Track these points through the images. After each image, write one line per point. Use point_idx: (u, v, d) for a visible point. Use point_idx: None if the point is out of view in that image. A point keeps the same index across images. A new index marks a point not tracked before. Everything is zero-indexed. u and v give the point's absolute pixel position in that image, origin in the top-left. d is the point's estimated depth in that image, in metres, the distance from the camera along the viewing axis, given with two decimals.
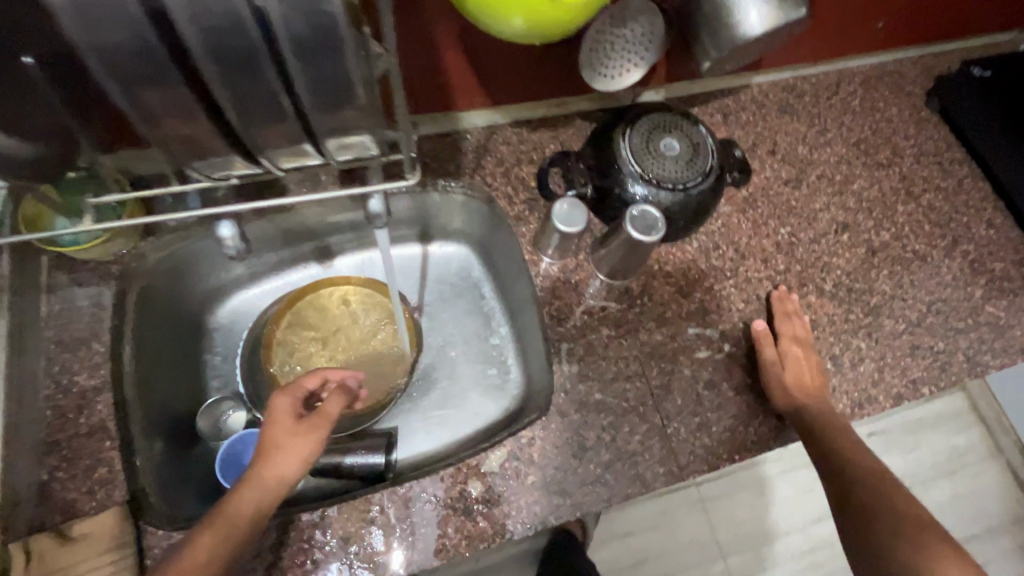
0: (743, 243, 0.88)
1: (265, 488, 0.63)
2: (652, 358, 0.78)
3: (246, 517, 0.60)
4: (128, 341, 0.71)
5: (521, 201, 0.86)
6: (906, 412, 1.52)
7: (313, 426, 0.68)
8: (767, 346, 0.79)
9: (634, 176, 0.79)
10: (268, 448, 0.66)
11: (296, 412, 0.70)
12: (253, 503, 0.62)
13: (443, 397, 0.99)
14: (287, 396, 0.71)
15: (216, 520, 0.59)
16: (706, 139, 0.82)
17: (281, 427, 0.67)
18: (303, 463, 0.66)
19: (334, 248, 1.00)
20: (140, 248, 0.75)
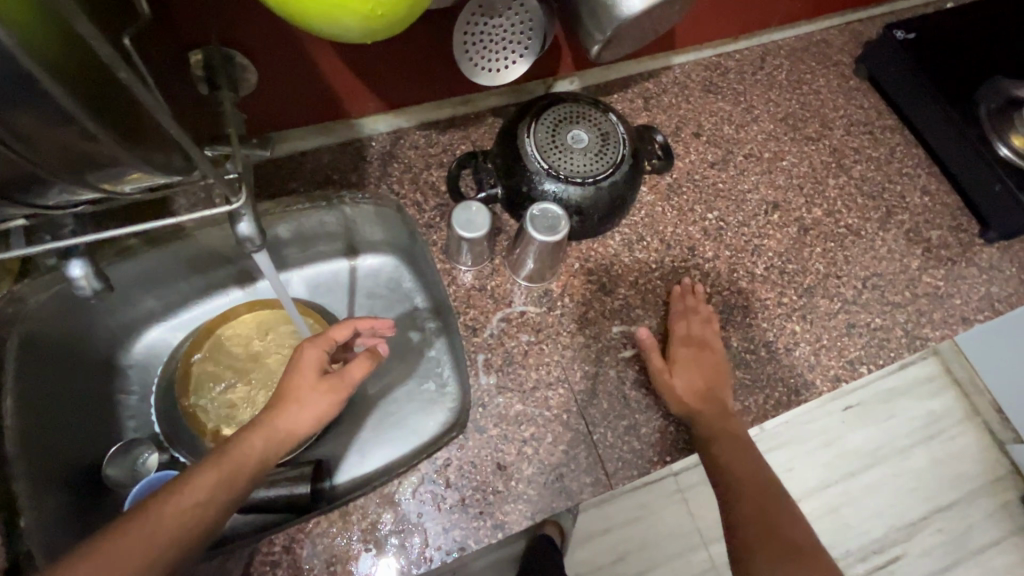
0: (668, 232, 0.84)
1: (278, 437, 0.64)
2: (575, 363, 0.74)
3: (253, 461, 0.61)
4: (8, 394, 0.69)
5: (431, 207, 0.81)
6: (876, 383, 1.50)
7: (334, 385, 0.68)
8: (655, 356, 0.74)
9: (541, 173, 0.75)
10: (285, 397, 0.66)
11: (320, 366, 0.69)
12: (262, 448, 0.63)
13: (380, 415, 0.94)
14: (317, 348, 0.70)
15: (222, 458, 0.60)
16: (616, 127, 0.78)
17: (304, 379, 0.67)
18: (316, 420, 0.67)
19: (254, 271, 0.96)
20: (16, 292, 0.71)
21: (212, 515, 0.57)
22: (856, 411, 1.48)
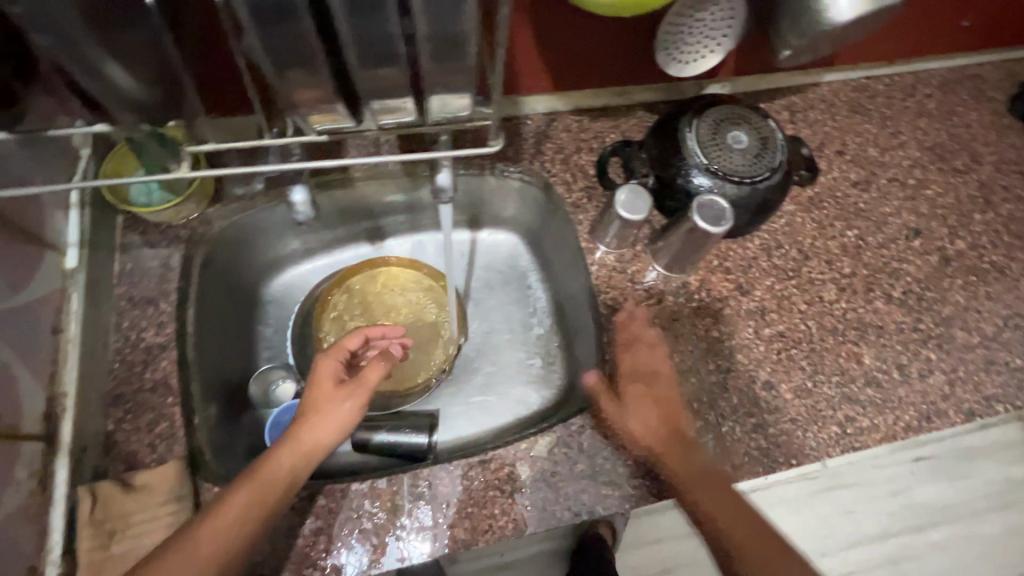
0: (807, 243, 0.85)
1: (305, 450, 0.61)
2: (707, 355, 0.76)
3: (284, 478, 0.59)
4: (192, 305, 0.71)
5: (580, 188, 0.85)
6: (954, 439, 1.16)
7: (356, 391, 0.66)
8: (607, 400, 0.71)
9: (698, 167, 0.77)
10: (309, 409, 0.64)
11: (338, 374, 0.68)
12: (290, 465, 0.59)
13: (482, 382, 0.96)
14: (331, 359, 0.70)
15: (254, 477, 0.58)
16: (775, 133, 0.79)
17: (322, 388, 0.66)
18: (343, 427, 0.64)
19: (386, 230, 1.01)
20: (207, 214, 0.76)
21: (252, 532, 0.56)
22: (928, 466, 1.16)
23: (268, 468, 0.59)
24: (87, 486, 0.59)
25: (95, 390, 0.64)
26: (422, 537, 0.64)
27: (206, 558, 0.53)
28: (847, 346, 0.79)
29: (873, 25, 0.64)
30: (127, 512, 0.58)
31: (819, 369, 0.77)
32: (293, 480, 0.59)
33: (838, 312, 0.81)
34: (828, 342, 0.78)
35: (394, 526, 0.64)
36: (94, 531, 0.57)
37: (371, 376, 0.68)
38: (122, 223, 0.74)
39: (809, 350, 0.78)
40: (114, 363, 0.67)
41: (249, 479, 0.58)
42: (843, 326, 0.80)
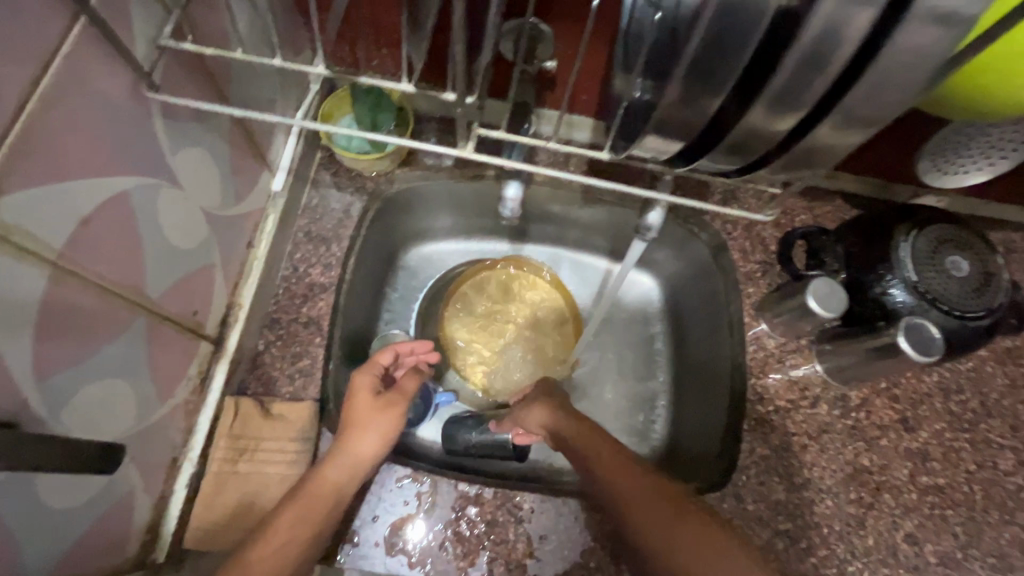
0: (992, 398, 0.75)
1: (347, 465, 0.55)
2: (850, 482, 0.69)
3: (327, 499, 0.53)
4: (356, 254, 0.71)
5: (756, 260, 0.80)
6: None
7: (395, 401, 0.60)
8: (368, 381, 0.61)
9: (904, 282, 0.69)
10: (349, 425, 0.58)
11: (374, 387, 0.61)
12: (338, 481, 0.55)
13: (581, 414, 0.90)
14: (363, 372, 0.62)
15: (297, 497, 0.53)
16: (1001, 272, 0.71)
17: (357, 405, 0.58)
18: (386, 441, 0.58)
19: (531, 235, 1.00)
20: (394, 173, 0.77)
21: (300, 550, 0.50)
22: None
23: (311, 491, 0.53)
24: (233, 397, 0.61)
25: (259, 309, 0.67)
26: (512, 563, 0.62)
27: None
28: (1012, 528, 0.69)
29: None
30: (260, 435, 0.60)
31: (973, 542, 0.68)
32: (341, 500, 0.55)
33: (1011, 487, 0.71)
34: (990, 516, 0.69)
35: (488, 541, 0.63)
36: (228, 444, 0.59)
37: (408, 386, 0.63)
38: (320, 160, 0.76)
39: (968, 517, 0.69)
40: (280, 290, 0.69)
41: (295, 500, 0.53)
42: (1012, 503, 0.70)
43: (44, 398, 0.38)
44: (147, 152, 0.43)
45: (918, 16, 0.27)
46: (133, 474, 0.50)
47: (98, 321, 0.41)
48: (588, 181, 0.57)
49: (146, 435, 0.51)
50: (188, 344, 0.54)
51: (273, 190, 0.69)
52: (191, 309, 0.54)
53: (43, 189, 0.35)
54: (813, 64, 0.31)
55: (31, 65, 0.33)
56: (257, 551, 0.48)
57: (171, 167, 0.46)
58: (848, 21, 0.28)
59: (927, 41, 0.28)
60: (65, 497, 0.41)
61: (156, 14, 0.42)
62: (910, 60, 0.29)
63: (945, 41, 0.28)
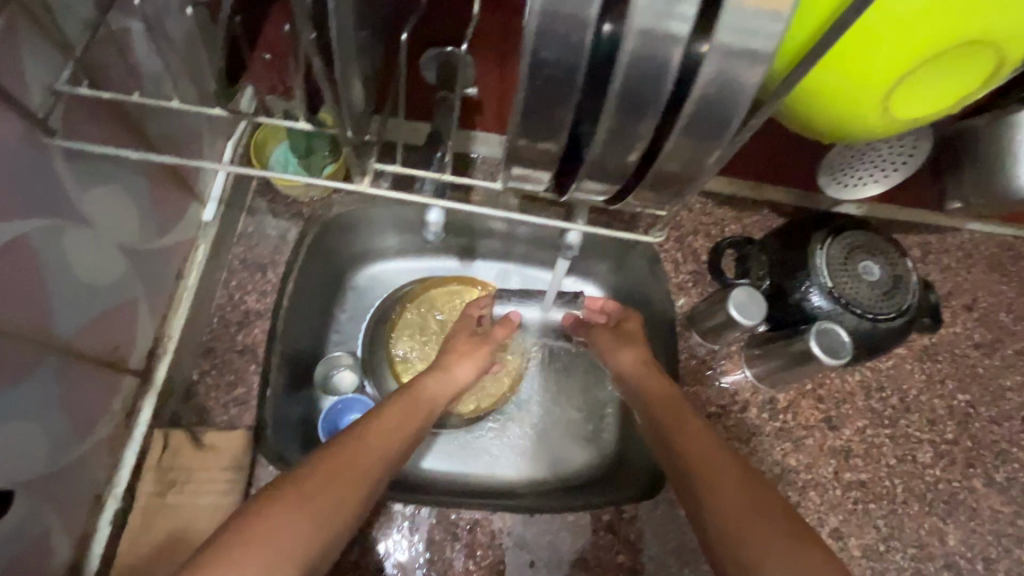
0: (911, 394, 0.79)
1: (440, 386, 0.68)
2: (778, 482, 0.72)
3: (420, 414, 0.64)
4: (292, 279, 0.71)
5: (688, 271, 0.83)
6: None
7: (483, 346, 0.74)
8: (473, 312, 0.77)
9: (820, 287, 0.73)
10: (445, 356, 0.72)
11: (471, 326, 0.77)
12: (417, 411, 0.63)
13: (556, 424, 0.81)
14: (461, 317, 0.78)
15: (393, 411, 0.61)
16: (911, 274, 0.75)
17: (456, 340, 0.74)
18: (478, 372, 0.73)
19: (478, 251, 1.01)
20: (331, 198, 0.78)
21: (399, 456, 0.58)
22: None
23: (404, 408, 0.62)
24: (162, 430, 0.61)
25: (190, 340, 0.67)
26: None
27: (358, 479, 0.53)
28: (931, 519, 0.72)
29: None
30: (190, 467, 0.60)
31: (895, 534, 0.71)
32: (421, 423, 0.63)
33: (930, 479, 0.74)
34: (911, 507, 0.73)
35: (425, 560, 0.63)
36: (157, 477, 0.59)
37: (499, 333, 0.76)
38: (254, 187, 0.77)
39: (889, 510, 0.72)
40: (213, 319, 0.70)
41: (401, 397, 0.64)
42: (931, 494, 0.74)
43: None
44: (48, 195, 0.44)
45: (719, 53, 0.30)
46: (48, 514, 0.49)
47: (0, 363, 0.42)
48: (500, 213, 0.58)
49: (63, 474, 0.50)
50: (107, 380, 0.54)
51: (204, 220, 0.70)
52: (108, 344, 0.54)
53: None
54: (640, 106, 0.32)
55: None
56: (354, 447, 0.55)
57: (77, 208, 0.47)
58: (667, 58, 0.30)
59: (738, 76, 0.30)
60: None
61: (51, 60, 0.42)
62: (729, 94, 0.31)
63: (754, 76, 0.30)
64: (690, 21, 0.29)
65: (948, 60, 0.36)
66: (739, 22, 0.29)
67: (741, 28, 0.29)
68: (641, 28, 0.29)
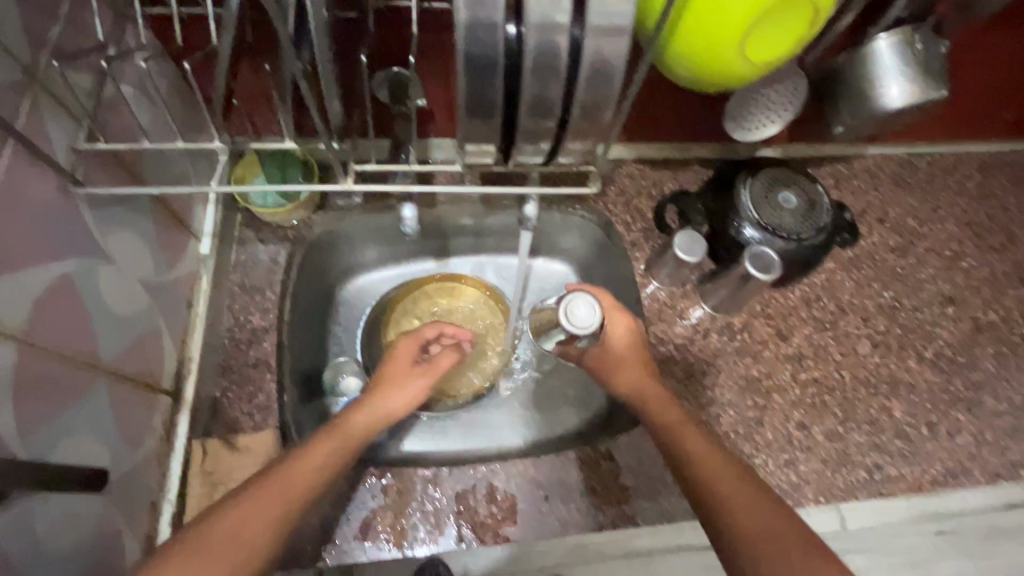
0: (845, 299, 0.91)
1: (378, 416, 0.68)
2: (746, 391, 0.82)
3: (360, 435, 0.65)
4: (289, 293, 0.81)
5: (637, 229, 0.94)
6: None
7: (425, 373, 0.74)
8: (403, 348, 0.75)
9: (750, 221, 0.85)
10: (387, 380, 0.72)
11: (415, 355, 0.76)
12: (365, 425, 0.66)
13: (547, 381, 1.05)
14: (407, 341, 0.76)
15: (335, 433, 0.63)
16: (822, 196, 0.88)
17: (399, 366, 0.73)
18: (409, 404, 0.71)
19: (451, 249, 1.11)
20: (311, 219, 0.87)
21: (320, 488, 0.58)
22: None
23: (347, 426, 0.64)
24: (199, 440, 0.68)
25: (210, 361, 0.74)
26: (477, 526, 0.71)
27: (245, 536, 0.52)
28: (878, 398, 0.84)
29: (907, 118, 0.74)
30: (230, 468, 0.67)
31: (850, 417, 0.82)
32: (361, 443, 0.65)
33: (872, 366, 0.86)
34: (860, 392, 0.84)
35: (453, 512, 0.71)
36: (203, 481, 0.65)
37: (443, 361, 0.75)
38: (241, 220, 0.85)
39: (841, 398, 0.83)
40: (225, 340, 0.77)
41: (332, 434, 0.63)
42: (874, 379, 0.85)
43: (29, 452, 0.44)
44: (77, 236, 0.51)
45: (595, 32, 0.40)
46: (118, 518, 0.56)
47: (62, 386, 0.48)
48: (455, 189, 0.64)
49: (125, 482, 0.57)
50: (149, 398, 0.62)
51: (202, 253, 0.76)
52: (144, 367, 0.61)
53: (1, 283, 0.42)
54: (549, 76, 0.42)
55: None
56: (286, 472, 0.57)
57: (103, 248, 0.54)
58: (556, 42, 0.40)
59: (611, 47, 0.41)
60: (62, 538, 0.47)
61: (68, 125, 0.50)
62: (608, 63, 0.41)
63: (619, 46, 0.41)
64: (567, 12, 0.39)
65: (777, 13, 0.48)
66: (602, 10, 0.39)
67: (606, 12, 0.39)
68: (536, 23, 0.39)
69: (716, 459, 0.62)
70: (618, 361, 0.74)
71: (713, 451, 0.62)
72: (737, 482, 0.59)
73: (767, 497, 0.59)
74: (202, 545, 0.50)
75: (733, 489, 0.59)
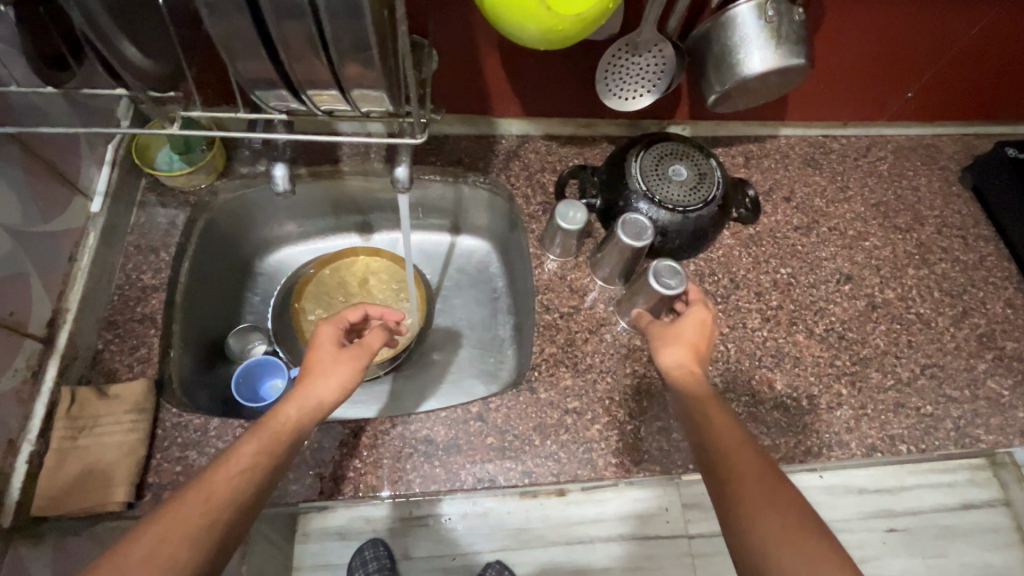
0: (739, 274, 0.92)
1: (309, 403, 0.64)
2: (627, 360, 0.83)
3: (292, 426, 0.61)
4: (186, 261, 0.85)
5: (538, 202, 0.95)
6: (932, 515, 0.99)
7: (354, 355, 0.70)
8: (326, 331, 0.72)
9: (638, 193, 0.86)
10: (313, 368, 0.68)
11: (338, 340, 0.72)
12: (296, 416, 0.63)
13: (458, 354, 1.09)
14: (329, 327, 0.74)
15: (261, 428, 0.60)
16: (714, 170, 0.88)
17: (324, 351, 0.69)
18: (344, 387, 0.68)
19: (373, 225, 1.13)
20: (215, 186, 0.90)
21: (257, 482, 0.54)
22: (902, 540, 0.98)
23: (274, 420, 0.61)
24: (68, 386, 0.70)
25: (93, 314, 0.76)
26: (338, 479, 0.72)
27: (180, 537, 0.48)
28: (760, 370, 0.84)
29: (779, 87, 0.75)
30: (96, 413, 0.69)
31: (730, 387, 0.83)
32: (298, 432, 0.62)
33: (758, 339, 0.87)
34: (743, 364, 0.84)
35: (316, 464, 0.73)
36: (66, 424, 0.68)
37: (371, 342, 0.73)
38: (144, 184, 0.88)
39: (723, 369, 0.84)
40: (114, 295, 0.79)
41: (259, 432, 0.59)
42: (760, 351, 0.86)
43: None
44: None
45: None
46: None
47: None
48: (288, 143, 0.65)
49: None
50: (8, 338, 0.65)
51: (92, 212, 0.79)
52: None
53: None
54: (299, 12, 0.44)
55: None
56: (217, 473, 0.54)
57: None
58: None
59: None
60: None
61: None
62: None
63: None
64: None
65: None
66: None
67: None
68: None
69: (739, 447, 0.56)
70: (674, 335, 0.69)
71: (735, 436, 0.57)
72: (753, 464, 0.54)
73: (779, 483, 0.51)
74: (156, 532, 0.48)
75: (752, 479, 0.52)
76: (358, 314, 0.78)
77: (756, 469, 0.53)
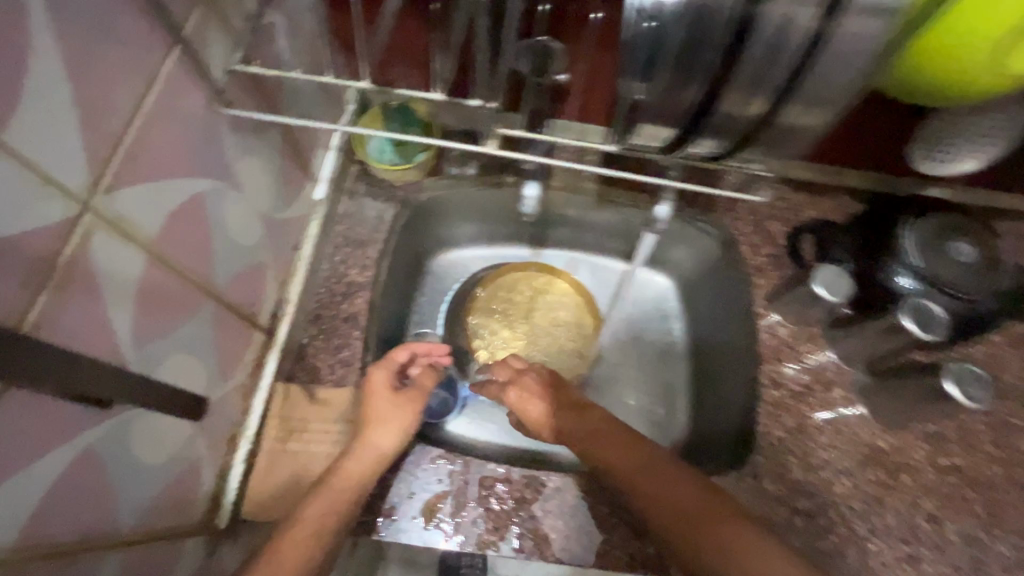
0: (1008, 380, 0.76)
1: (369, 457, 0.63)
2: (867, 462, 0.71)
3: (354, 486, 0.60)
4: (388, 257, 0.79)
5: (765, 253, 0.84)
6: None
7: (412, 399, 0.70)
8: (379, 375, 0.69)
9: (909, 269, 0.71)
10: (371, 418, 0.66)
11: (391, 384, 0.69)
12: (358, 472, 0.62)
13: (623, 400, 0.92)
14: (380, 369, 0.70)
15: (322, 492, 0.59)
16: (1000, 258, 0.73)
17: (378, 400, 0.67)
18: (402, 434, 0.67)
19: (547, 237, 0.99)
20: (423, 182, 0.85)
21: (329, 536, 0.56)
22: None
23: (336, 476, 0.61)
24: (282, 383, 0.67)
25: (304, 307, 0.73)
26: (540, 536, 0.66)
27: None
28: None
29: None
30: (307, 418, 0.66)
31: (993, 520, 0.69)
32: (360, 488, 0.61)
33: None
34: (1011, 495, 0.70)
35: (517, 516, 0.66)
36: (279, 425, 0.65)
37: (425, 381, 0.74)
38: (355, 172, 0.84)
39: (986, 495, 0.70)
40: (321, 288, 0.76)
41: (320, 493, 0.59)
42: None
43: (140, 363, 0.43)
44: (213, 155, 0.50)
45: None
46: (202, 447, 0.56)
47: (178, 299, 0.48)
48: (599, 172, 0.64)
49: (213, 409, 0.57)
50: (246, 332, 0.61)
51: (315, 198, 0.77)
52: (246, 299, 0.61)
53: (149, 184, 0.42)
54: None
55: (137, 77, 0.39)
56: (288, 540, 0.54)
57: (232, 172, 0.53)
58: None
59: None
60: (151, 455, 0.47)
61: (229, 43, 0.49)
62: None
63: None
64: None
65: None
66: None
67: None
68: None
69: (670, 485, 0.63)
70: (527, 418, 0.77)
71: (653, 463, 0.65)
72: (689, 498, 0.61)
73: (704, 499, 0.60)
74: None
75: (682, 497, 0.61)
76: (406, 354, 0.73)
77: (687, 502, 0.61)
